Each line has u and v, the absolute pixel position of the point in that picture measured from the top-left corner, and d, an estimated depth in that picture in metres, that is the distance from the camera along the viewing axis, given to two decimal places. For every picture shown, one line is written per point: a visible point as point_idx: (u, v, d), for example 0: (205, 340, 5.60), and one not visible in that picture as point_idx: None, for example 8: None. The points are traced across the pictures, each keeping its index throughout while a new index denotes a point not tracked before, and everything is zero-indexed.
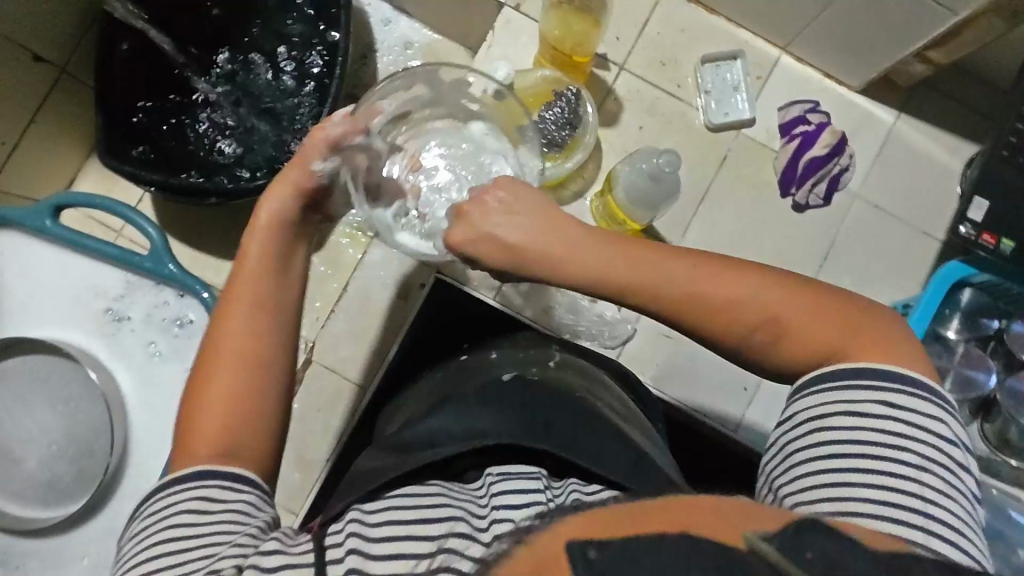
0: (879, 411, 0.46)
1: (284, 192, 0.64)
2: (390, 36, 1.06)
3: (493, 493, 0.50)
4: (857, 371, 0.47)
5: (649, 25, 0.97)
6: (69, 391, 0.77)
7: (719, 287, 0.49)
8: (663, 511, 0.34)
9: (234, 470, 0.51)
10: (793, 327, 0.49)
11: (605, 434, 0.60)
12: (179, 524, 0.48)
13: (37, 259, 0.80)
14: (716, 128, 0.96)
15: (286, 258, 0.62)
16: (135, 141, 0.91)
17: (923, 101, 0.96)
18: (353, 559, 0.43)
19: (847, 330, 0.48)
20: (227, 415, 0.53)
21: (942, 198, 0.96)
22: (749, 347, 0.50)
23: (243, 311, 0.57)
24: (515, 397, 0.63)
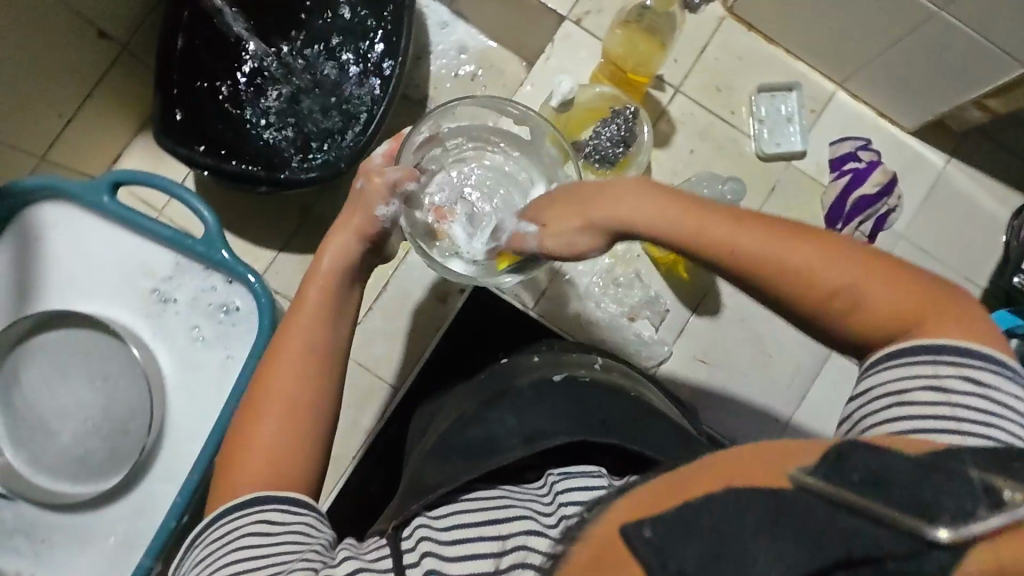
0: (962, 386, 0.43)
1: (348, 232, 0.65)
2: (445, 39, 1.07)
3: (558, 491, 0.50)
4: (930, 346, 0.44)
5: (708, 50, 0.97)
6: (109, 367, 0.77)
7: (800, 250, 0.48)
8: (707, 473, 0.35)
9: (292, 495, 0.50)
10: (871, 299, 0.47)
11: (656, 425, 0.60)
12: (243, 549, 0.47)
13: (90, 235, 0.81)
14: (766, 158, 0.96)
15: (347, 291, 0.63)
16: (188, 121, 0.91)
17: (974, 148, 0.97)
18: (431, 560, 0.44)
19: (934, 307, 0.46)
20: (266, 445, 0.52)
21: (988, 246, 0.96)
22: (822, 313, 0.49)
23: (300, 340, 0.57)
24: (571, 393, 0.65)
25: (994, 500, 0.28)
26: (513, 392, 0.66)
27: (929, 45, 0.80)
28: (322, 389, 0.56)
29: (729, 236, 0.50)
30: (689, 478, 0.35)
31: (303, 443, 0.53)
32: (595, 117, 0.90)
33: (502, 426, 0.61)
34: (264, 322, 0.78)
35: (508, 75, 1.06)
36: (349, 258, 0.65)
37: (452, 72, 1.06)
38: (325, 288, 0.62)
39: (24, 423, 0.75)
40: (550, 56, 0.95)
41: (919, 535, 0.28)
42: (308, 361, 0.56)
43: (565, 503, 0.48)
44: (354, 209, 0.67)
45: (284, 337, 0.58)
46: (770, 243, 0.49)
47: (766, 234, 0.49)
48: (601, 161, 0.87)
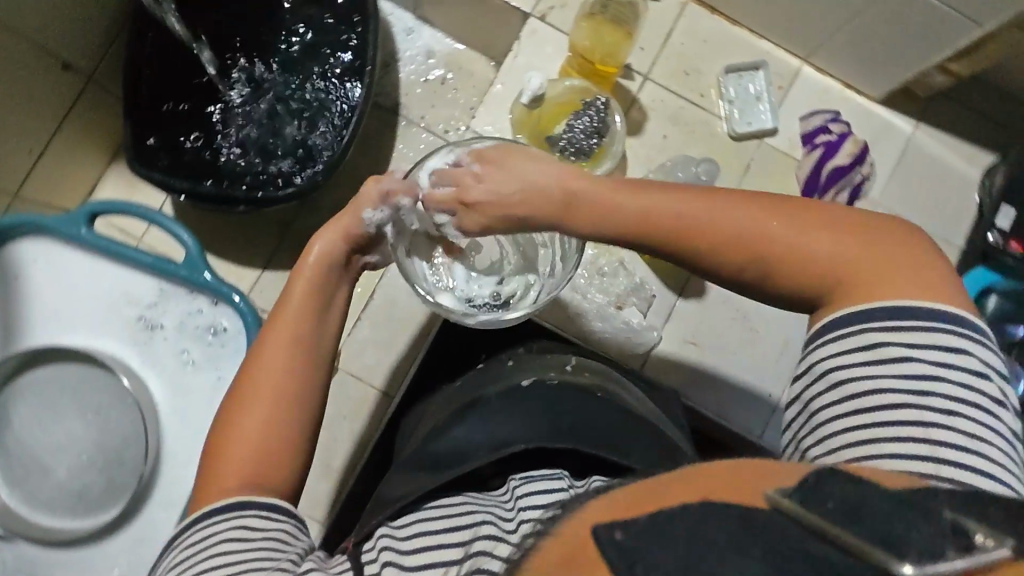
0: (896, 354, 0.44)
1: (337, 235, 0.66)
2: (412, 46, 1.07)
3: (518, 496, 0.52)
4: (863, 311, 0.46)
5: (673, 35, 0.98)
6: (100, 399, 0.77)
7: (731, 215, 0.49)
8: (686, 485, 0.33)
9: (269, 500, 0.49)
10: (814, 259, 0.48)
11: (631, 432, 0.61)
12: (219, 554, 0.46)
13: (72, 267, 0.80)
14: (739, 137, 0.97)
15: (331, 290, 0.64)
16: (159, 146, 0.91)
17: (941, 111, 0.98)
18: (391, 569, 0.46)
19: (865, 252, 0.47)
20: (250, 437, 0.52)
21: (961, 207, 0.97)
22: (769, 283, 0.50)
23: (288, 332, 0.58)
24: (539, 398, 0.64)
25: (963, 542, 0.26)
26: (482, 403, 0.66)
27: (888, 14, 0.81)
28: (306, 379, 0.56)
29: (658, 211, 0.51)
30: (663, 485, 0.34)
31: (287, 434, 0.53)
32: (566, 110, 0.91)
33: (468, 440, 0.60)
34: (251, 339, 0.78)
35: (477, 76, 1.07)
36: (331, 255, 0.65)
37: (422, 77, 1.06)
38: (309, 284, 0.63)
39: (16, 463, 0.74)
40: (517, 54, 0.95)
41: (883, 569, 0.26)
42: (296, 352, 0.57)
43: (525, 508, 0.51)
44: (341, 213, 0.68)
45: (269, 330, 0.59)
46: (700, 212, 0.50)
47: (693, 204, 0.50)
48: (577, 153, 0.88)
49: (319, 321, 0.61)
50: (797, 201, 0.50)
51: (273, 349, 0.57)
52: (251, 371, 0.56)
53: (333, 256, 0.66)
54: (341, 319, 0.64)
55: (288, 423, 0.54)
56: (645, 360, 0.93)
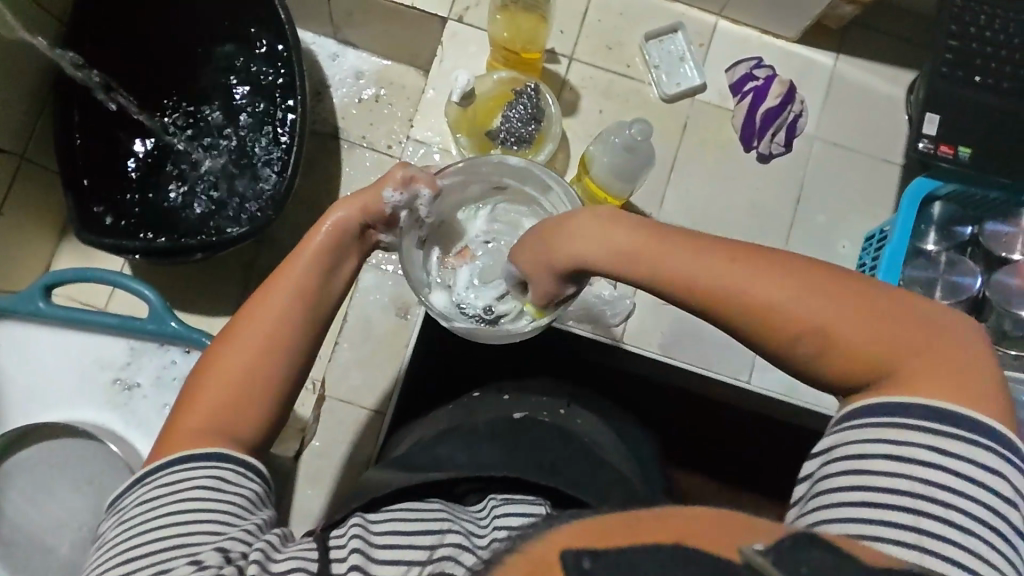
0: (927, 457, 0.41)
1: (353, 208, 0.65)
2: (340, 69, 1.08)
3: (495, 516, 0.50)
4: (894, 405, 0.42)
5: (589, 13, 1.00)
6: (90, 470, 0.77)
7: (765, 274, 0.45)
8: (659, 523, 0.31)
9: (247, 459, 0.51)
10: (842, 343, 0.44)
11: (604, 476, 0.59)
12: (188, 503, 0.47)
13: (36, 344, 0.79)
14: (671, 99, 1.00)
15: (336, 265, 0.63)
16: (107, 211, 0.91)
17: (856, 39, 1.02)
18: (356, 557, 0.44)
19: (910, 345, 0.43)
20: (231, 379, 0.53)
21: (893, 125, 1.01)
22: (797, 359, 0.45)
23: (292, 295, 0.58)
24: (527, 437, 0.63)
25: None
26: (468, 432, 0.64)
27: None
28: (299, 334, 0.57)
29: (686, 266, 0.46)
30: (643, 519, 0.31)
31: (264, 396, 0.54)
32: (500, 102, 0.93)
33: (452, 455, 0.58)
34: None
35: (409, 87, 1.08)
36: (342, 229, 0.64)
37: (356, 98, 1.08)
38: (320, 249, 0.62)
39: (20, 549, 0.75)
40: (443, 59, 0.97)
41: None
42: (292, 311, 0.57)
43: (498, 527, 0.48)
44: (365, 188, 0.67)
45: (271, 290, 0.58)
46: (754, 279, 0.45)
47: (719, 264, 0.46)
48: (519, 142, 0.90)
49: (324, 288, 0.61)
50: (859, 284, 0.46)
51: (266, 314, 0.56)
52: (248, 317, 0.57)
53: (348, 229, 0.65)
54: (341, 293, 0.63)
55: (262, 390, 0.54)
56: (623, 329, 0.95)
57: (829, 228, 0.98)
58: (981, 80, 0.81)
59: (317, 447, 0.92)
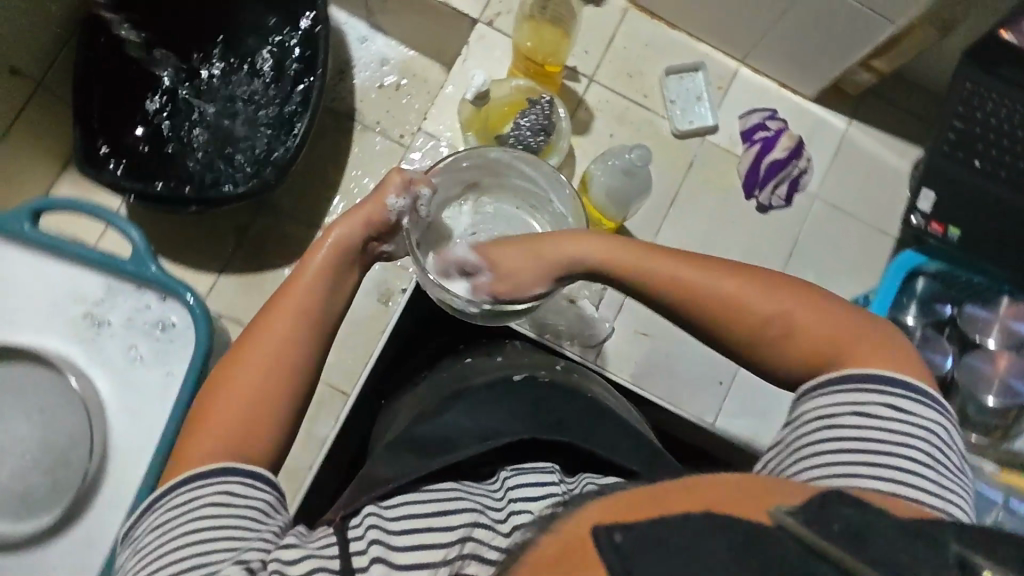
0: (885, 414, 0.45)
1: (356, 223, 0.67)
2: (366, 53, 1.08)
3: (509, 487, 0.49)
4: (864, 374, 0.47)
5: (616, 39, 1.02)
6: (46, 400, 0.76)
7: (730, 277, 0.53)
8: (688, 495, 0.32)
9: (251, 467, 0.48)
10: (796, 331, 0.51)
11: (611, 431, 0.56)
12: (200, 523, 0.45)
13: (15, 266, 0.80)
14: (682, 135, 1.01)
15: (341, 279, 0.64)
16: (111, 149, 0.92)
17: (870, 108, 1.03)
18: (377, 548, 0.42)
19: (856, 334, 0.50)
20: (242, 396, 0.52)
21: (894, 197, 1.02)
22: (758, 343, 0.52)
23: (296, 306, 0.58)
24: (526, 394, 0.59)
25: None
26: (468, 394, 0.59)
27: (811, 13, 0.86)
28: (308, 342, 0.56)
29: (660, 268, 0.55)
30: (671, 490, 0.33)
31: (280, 407, 0.53)
32: (513, 110, 0.93)
33: (458, 426, 0.54)
34: (201, 334, 0.78)
35: (430, 82, 1.08)
36: (347, 242, 0.66)
37: (377, 83, 1.07)
38: (324, 263, 0.63)
39: None
40: (467, 58, 0.99)
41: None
42: (301, 322, 0.57)
43: (516, 499, 0.48)
44: (362, 202, 0.69)
45: (276, 304, 0.58)
46: (720, 281, 0.53)
47: (704, 270, 0.54)
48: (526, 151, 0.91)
49: (328, 298, 0.61)
50: (801, 286, 0.54)
51: (274, 328, 0.56)
52: (259, 331, 0.56)
53: (351, 244, 0.67)
54: (345, 304, 0.64)
55: (271, 402, 0.52)
56: (599, 351, 0.95)
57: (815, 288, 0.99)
58: (981, 165, 0.82)
59: None
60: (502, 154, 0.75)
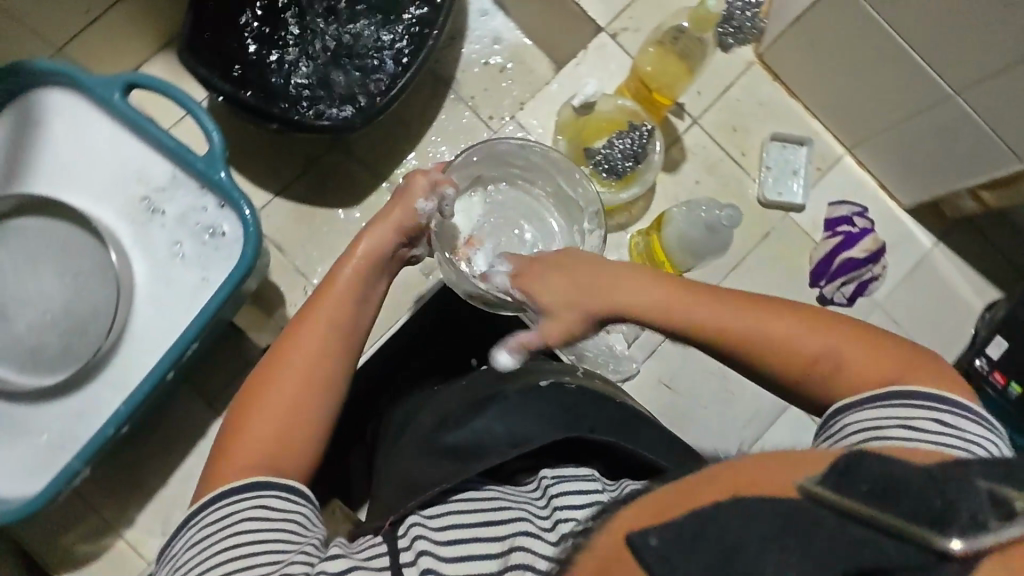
0: (931, 427, 0.43)
1: (387, 226, 0.68)
2: (482, 27, 1.06)
3: (553, 494, 0.49)
4: (906, 393, 0.45)
5: (732, 89, 1.00)
6: (81, 266, 0.77)
7: (765, 318, 0.51)
8: (716, 482, 0.33)
9: (288, 481, 0.50)
10: (843, 365, 0.48)
11: (641, 428, 0.57)
12: (240, 535, 0.46)
13: (95, 134, 0.81)
14: (766, 204, 0.99)
15: (369, 287, 0.65)
16: (212, 44, 0.92)
17: (962, 237, 1.00)
18: (427, 559, 0.44)
19: (899, 359, 0.48)
20: (271, 417, 0.53)
21: (957, 333, 0.99)
22: (805, 383, 0.50)
23: (325, 317, 0.59)
24: (557, 398, 0.59)
25: (1004, 510, 0.25)
26: (500, 397, 0.60)
27: (938, 126, 0.84)
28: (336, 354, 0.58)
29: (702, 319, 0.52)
30: (701, 481, 0.34)
31: (317, 415, 0.55)
32: (612, 128, 0.92)
33: (490, 432, 0.56)
34: (247, 250, 0.77)
35: (536, 74, 1.05)
36: (378, 248, 0.67)
37: (482, 59, 1.05)
38: (352, 272, 0.64)
39: None
40: (580, 63, 0.99)
41: (931, 547, 0.25)
42: (324, 332, 0.58)
43: (561, 507, 0.48)
44: (396, 204, 0.70)
45: (302, 316, 0.59)
46: (756, 324, 0.50)
47: (744, 311, 0.51)
48: (608, 171, 0.91)
49: (355, 310, 0.62)
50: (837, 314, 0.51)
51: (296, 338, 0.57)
52: (285, 344, 0.57)
53: (380, 253, 0.67)
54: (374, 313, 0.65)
55: (300, 421, 0.54)
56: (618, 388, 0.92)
57: None
58: None
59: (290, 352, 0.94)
60: (509, 147, 0.81)
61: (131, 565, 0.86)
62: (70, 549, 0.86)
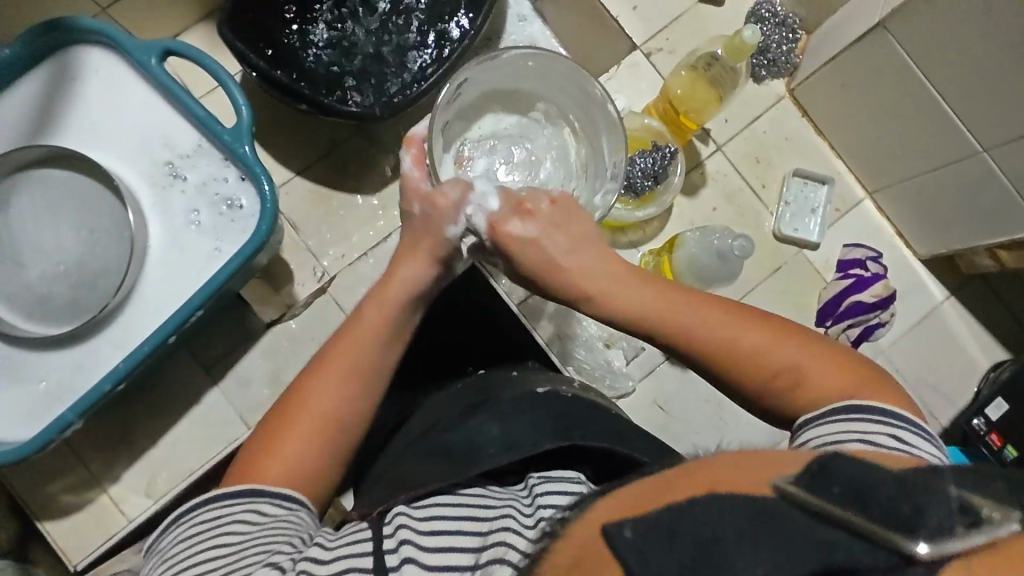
0: (888, 442, 0.44)
1: (420, 259, 0.63)
2: (519, 31, 1.01)
3: (537, 493, 0.50)
4: (861, 406, 0.46)
5: (759, 121, 1.00)
6: (99, 222, 0.78)
7: (730, 322, 0.52)
8: (690, 482, 0.34)
9: (290, 492, 0.52)
10: (805, 379, 0.49)
11: (631, 435, 0.57)
12: (232, 534, 0.48)
13: (128, 96, 0.82)
14: (781, 238, 0.98)
15: (403, 325, 0.62)
16: (251, 18, 0.93)
17: (975, 293, 0.99)
18: (408, 548, 0.44)
19: (860, 380, 0.48)
20: (289, 466, 0.53)
21: (959, 390, 0.98)
22: (765, 395, 0.50)
23: (351, 359, 0.58)
24: (553, 404, 0.60)
25: (970, 518, 0.27)
26: (493, 403, 0.62)
27: (961, 182, 0.84)
28: (357, 398, 0.57)
29: (668, 312, 0.53)
30: (676, 478, 0.36)
31: (331, 459, 0.55)
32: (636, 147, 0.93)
33: (484, 434, 0.57)
34: (262, 226, 0.78)
35: None
36: (415, 283, 0.63)
37: None
38: (387, 312, 0.61)
39: None
40: (611, 77, 1.00)
41: (898, 549, 0.27)
42: (348, 377, 0.57)
43: (544, 505, 0.48)
44: (421, 236, 0.64)
45: (330, 358, 0.58)
46: (720, 328, 0.51)
47: (711, 314, 0.52)
48: (628, 189, 0.90)
49: (386, 353, 0.60)
50: (803, 328, 0.52)
51: (323, 384, 0.56)
52: (306, 385, 0.56)
53: (417, 288, 0.63)
54: (404, 348, 0.62)
55: (318, 467, 0.54)
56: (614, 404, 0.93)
57: None
58: None
59: (293, 330, 0.95)
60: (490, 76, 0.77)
61: (112, 522, 0.87)
62: (54, 500, 0.86)
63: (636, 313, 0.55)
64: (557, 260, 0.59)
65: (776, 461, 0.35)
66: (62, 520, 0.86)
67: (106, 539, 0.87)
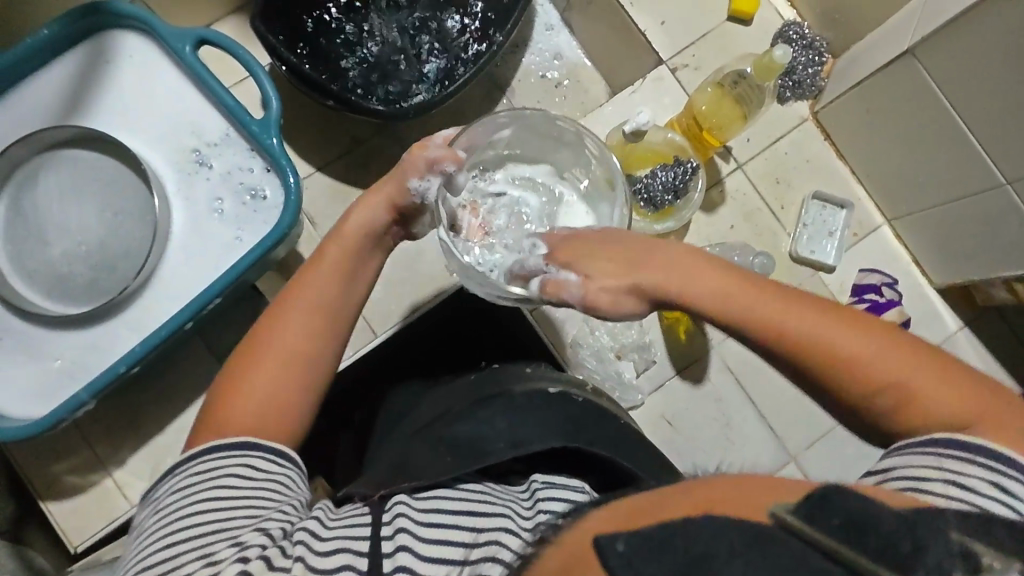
0: (984, 489, 0.42)
1: (379, 198, 0.67)
2: (545, 41, 1.07)
3: (539, 498, 0.50)
4: (968, 443, 0.44)
5: (780, 142, 1.00)
6: (123, 205, 0.79)
7: (834, 326, 0.50)
8: (688, 498, 0.34)
9: (278, 447, 0.52)
10: (915, 393, 0.47)
11: (636, 450, 0.57)
12: (221, 487, 0.48)
13: (158, 82, 0.83)
14: (797, 258, 0.98)
15: (360, 266, 0.65)
16: (283, 14, 0.94)
17: (989, 324, 0.99)
18: (404, 536, 0.44)
19: (980, 402, 0.46)
20: (249, 401, 0.54)
21: None
22: (869, 407, 0.49)
23: (311, 293, 0.60)
24: (562, 407, 0.60)
25: None
26: (506, 395, 0.61)
27: (984, 212, 0.83)
28: (320, 339, 0.59)
29: (764, 313, 0.52)
30: (676, 492, 0.35)
31: (298, 400, 0.56)
32: (658, 160, 0.93)
33: (489, 429, 0.57)
34: (285, 218, 0.78)
35: (590, 96, 1.07)
36: (370, 222, 0.67)
37: (540, 72, 1.07)
38: (343, 250, 0.65)
39: (23, 225, 0.78)
40: (635, 92, 1.00)
41: None
42: (310, 315, 0.59)
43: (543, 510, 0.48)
44: (389, 178, 0.68)
45: (288, 294, 0.60)
46: (825, 332, 0.50)
47: (813, 317, 0.51)
48: (646, 202, 0.90)
49: (345, 293, 0.63)
50: (912, 338, 0.50)
51: (283, 324, 0.58)
52: (267, 326, 0.58)
53: (375, 225, 0.67)
54: (364, 292, 0.65)
55: (285, 412, 0.55)
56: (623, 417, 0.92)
57: (852, 464, 0.93)
58: None
59: None
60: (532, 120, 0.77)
61: (113, 505, 0.87)
62: (58, 480, 0.87)
63: (727, 311, 0.54)
64: (634, 266, 0.58)
65: (773, 484, 0.35)
66: (64, 501, 0.86)
67: (106, 523, 0.87)
